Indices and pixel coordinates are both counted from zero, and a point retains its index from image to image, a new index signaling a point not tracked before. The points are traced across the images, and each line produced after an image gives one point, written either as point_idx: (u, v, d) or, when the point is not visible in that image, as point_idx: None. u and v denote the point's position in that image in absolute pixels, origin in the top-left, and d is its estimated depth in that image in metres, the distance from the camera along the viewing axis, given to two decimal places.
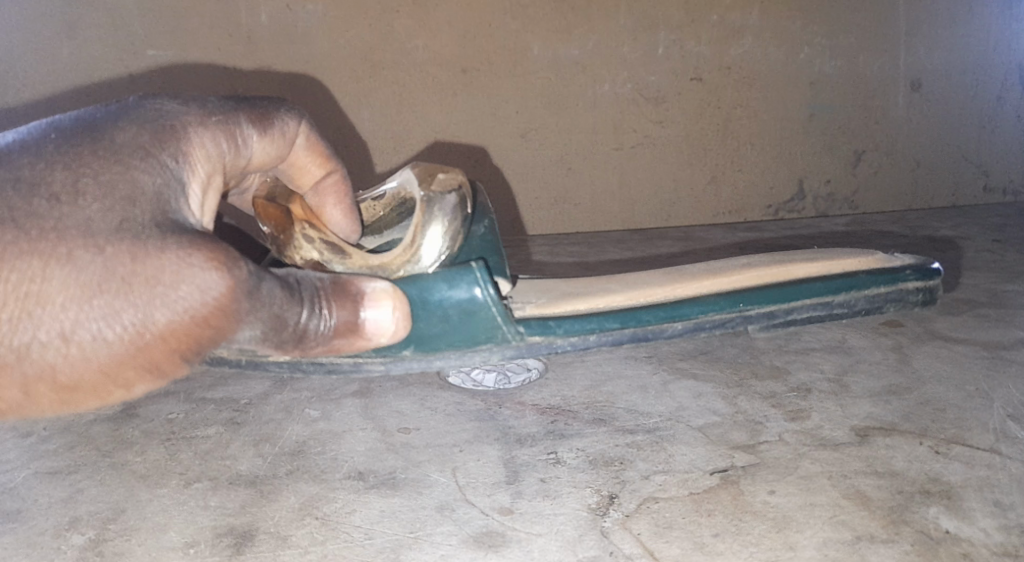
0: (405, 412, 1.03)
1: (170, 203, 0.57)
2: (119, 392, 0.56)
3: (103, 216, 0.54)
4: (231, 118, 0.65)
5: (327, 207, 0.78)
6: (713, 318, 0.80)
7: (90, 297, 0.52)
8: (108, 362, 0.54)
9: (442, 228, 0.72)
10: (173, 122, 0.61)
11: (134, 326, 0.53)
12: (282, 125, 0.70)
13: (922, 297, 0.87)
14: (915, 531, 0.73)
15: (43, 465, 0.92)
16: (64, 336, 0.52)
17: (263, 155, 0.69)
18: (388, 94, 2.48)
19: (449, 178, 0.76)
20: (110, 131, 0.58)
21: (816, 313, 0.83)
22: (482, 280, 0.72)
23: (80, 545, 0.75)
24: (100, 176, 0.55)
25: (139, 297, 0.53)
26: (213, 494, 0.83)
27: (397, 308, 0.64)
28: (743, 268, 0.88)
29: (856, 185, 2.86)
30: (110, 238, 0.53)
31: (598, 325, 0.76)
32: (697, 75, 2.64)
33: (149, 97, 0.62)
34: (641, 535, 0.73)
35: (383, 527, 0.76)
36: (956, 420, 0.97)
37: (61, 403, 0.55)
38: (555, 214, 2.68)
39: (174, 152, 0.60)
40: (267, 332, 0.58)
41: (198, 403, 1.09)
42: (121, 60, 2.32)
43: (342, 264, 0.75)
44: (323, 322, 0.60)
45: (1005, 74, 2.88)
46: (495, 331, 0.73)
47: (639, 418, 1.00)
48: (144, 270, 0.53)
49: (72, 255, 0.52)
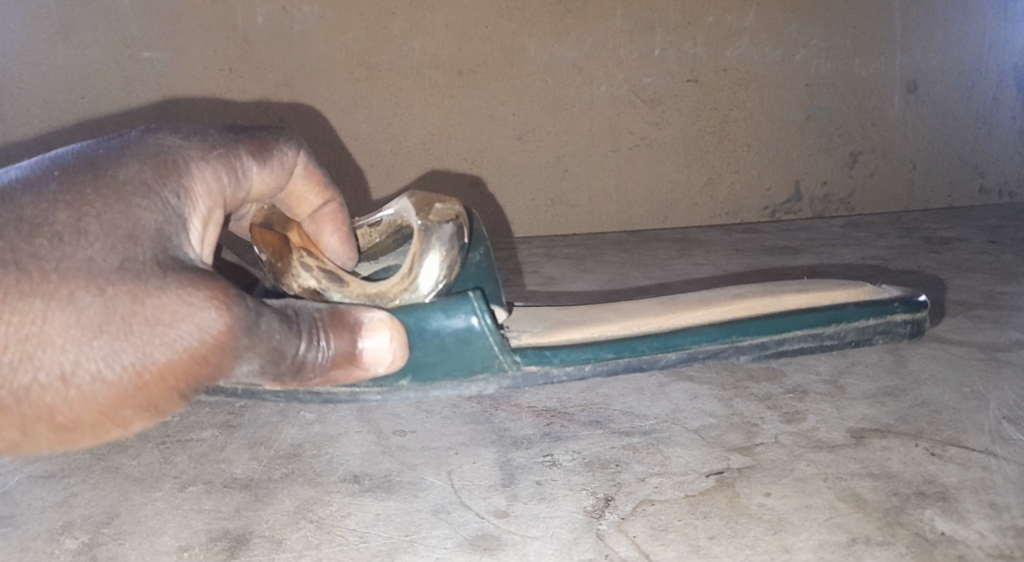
0: (401, 415, 1.03)
1: (172, 240, 0.58)
2: (116, 429, 0.57)
3: (105, 255, 0.54)
4: (232, 151, 0.67)
5: (324, 234, 0.80)
6: (707, 348, 0.81)
7: (91, 338, 0.53)
8: (106, 402, 0.54)
9: (439, 257, 0.74)
10: (176, 157, 0.63)
11: (133, 366, 0.54)
12: (281, 155, 0.73)
13: (910, 329, 0.89)
14: (911, 533, 0.73)
15: (37, 469, 0.92)
16: (64, 377, 0.53)
17: (261, 185, 0.71)
18: (385, 96, 2.48)
19: (445, 208, 0.76)
20: (112, 168, 0.59)
21: (806, 345, 0.84)
22: (479, 309, 0.73)
23: (74, 549, 0.75)
24: (102, 215, 0.56)
25: (139, 336, 0.54)
26: (207, 497, 0.83)
27: (394, 337, 0.65)
28: (733, 298, 0.88)
29: (853, 187, 2.86)
30: (112, 277, 0.54)
31: (593, 354, 0.77)
32: (694, 76, 2.64)
33: (151, 132, 0.64)
34: (637, 537, 0.73)
35: (378, 530, 0.76)
36: (952, 422, 0.97)
37: (59, 441, 0.56)
38: (552, 215, 2.68)
39: (175, 188, 0.61)
40: (265, 365, 0.58)
41: (195, 405, 1.09)
42: (117, 62, 2.34)
43: (339, 293, 0.75)
44: (322, 352, 0.60)
45: (1001, 75, 2.88)
46: (492, 361, 0.74)
47: (636, 420, 1.00)
48: (145, 310, 0.54)
49: (73, 296, 0.53)
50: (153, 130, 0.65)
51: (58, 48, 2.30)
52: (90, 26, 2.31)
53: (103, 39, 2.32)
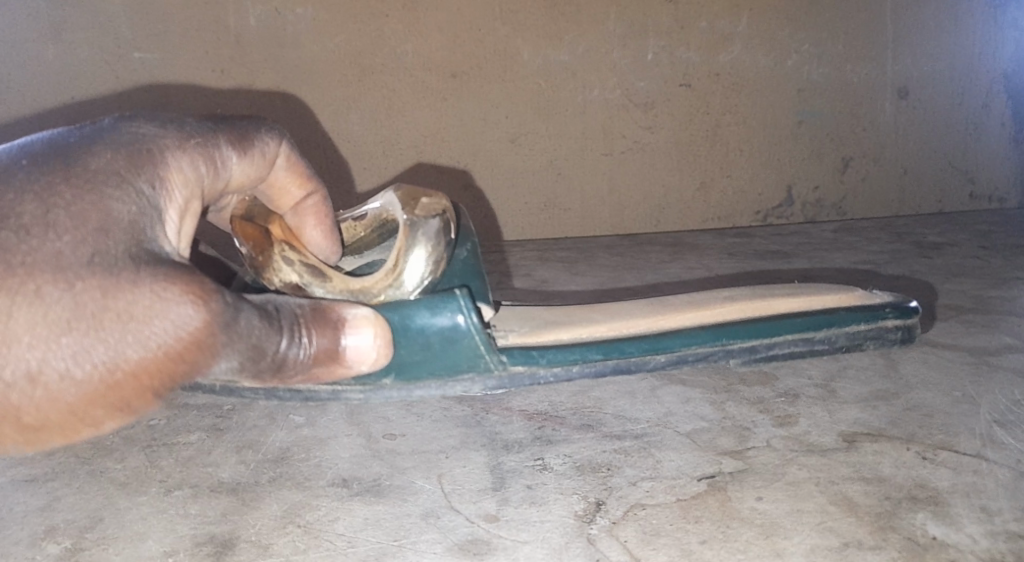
0: (391, 417, 1.02)
1: (145, 232, 0.57)
2: (87, 429, 0.56)
3: (75, 247, 0.54)
4: (210, 141, 0.67)
5: (307, 228, 0.80)
6: (696, 351, 0.80)
7: (59, 334, 0.52)
8: (76, 400, 0.54)
9: (425, 253, 0.74)
10: (150, 148, 0.62)
11: (104, 363, 0.53)
12: (262, 146, 0.72)
13: (901, 335, 0.88)
14: (902, 538, 0.72)
15: (20, 473, 0.91)
16: (31, 376, 0.52)
17: (241, 176, 0.71)
18: (377, 98, 2.47)
19: (432, 203, 0.76)
20: (84, 157, 0.59)
21: (798, 350, 0.84)
22: (466, 308, 0.73)
23: (56, 554, 0.74)
24: (71, 208, 0.55)
25: (110, 334, 0.53)
26: (193, 502, 0.82)
27: (378, 334, 0.66)
28: (723, 301, 0.89)
29: (845, 192, 2.87)
30: (82, 271, 0.53)
31: (581, 355, 0.77)
32: (687, 81, 2.65)
33: (125, 120, 0.64)
34: (628, 541, 0.73)
35: (367, 534, 0.75)
36: (943, 426, 0.97)
37: (27, 441, 0.56)
38: (545, 219, 2.68)
39: (150, 178, 0.60)
40: (245, 362, 0.57)
41: (181, 410, 1.07)
42: (108, 64, 2.33)
43: (322, 289, 0.76)
44: (303, 350, 0.60)
45: (991, 81, 2.89)
46: (478, 360, 0.74)
47: (627, 424, 0.99)
48: (116, 305, 0.53)
49: (40, 292, 0.52)
50: (127, 118, 0.65)
51: (48, 49, 2.29)
52: (81, 27, 2.30)
53: (95, 39, 2.31)
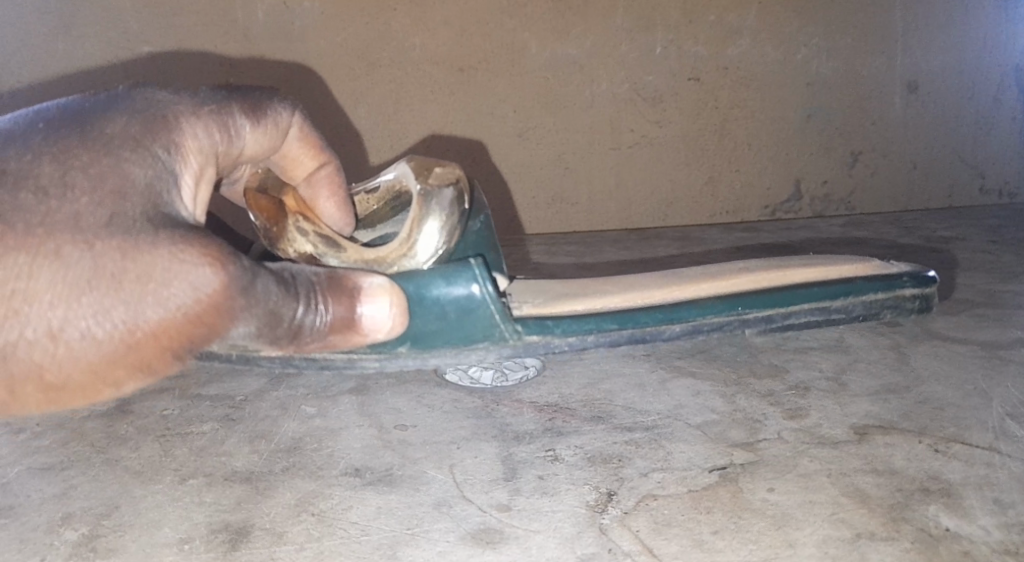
0: (402, 409, 1.02)
1: (160, 195, 0.63)
2: (107, 390, 0.60)
3: (93, 209, 0.60)
4: (223, 109, 0.71)
5: (321, 199, 0.81)
6: (711, 321, 0.85)
7: (80, 295, 0.57)
8: (97, 360, 0.58)
9: (438, 223, 0.75)
10: (165, 114, 0.67)
11: (124, 324, 0.58)
12: (275, 116, 0.75)
13: (918, 305, 0.94)
14: (916, 529, 0.72)
15: (36, 460, 0.91)
16: (52, 334, 0.57)
17: (255, 146, 0.74)
18: (385, 93, 2.48)
19: (444, 173, 0.77)
20: (98, 123, 0.64)
21: (814, 319, 0.89)
22: (481, 279, 0.75)
23: (73, 541, 0.74)
24: (89, 169, 0.61)
25: (129, 295, 0.58)
26: (207, 490, 0.83)
27: (395, 304, 0.68)
28: (740, 272, 0.92)
29: (853, 187, 2.86)
30: (100, 233, 0.59)
31: (596, 325, 0.81)
32: (695, 75, 2.64)
33: (137, 88, 0.69)
34: (640, 531, 0.73)
35: (380, 523, 0.75)
36: (955, 418, 0.96)
37: (50, 402, 0.60)
38: (552, 214, 2.68)
39: (166, 143, 0.65)
40: (262, 328, 0.61)
41: (193, 400, 1.08)
42: (117, 58, 2.34)
43: (336, 258, 0.77)
44: (318, 317, 0.63)
45: (1002, 76, 2.87)
46: (493, 330, 0.77)
47: (638, 416, 0.99)
48: (135, 268, 0.58)
49: (61, 252, 0.58)
50: (141, 88, 0.70)
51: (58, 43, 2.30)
52: (91, 21, 2.31)
53: (104, 33, 2.32)
